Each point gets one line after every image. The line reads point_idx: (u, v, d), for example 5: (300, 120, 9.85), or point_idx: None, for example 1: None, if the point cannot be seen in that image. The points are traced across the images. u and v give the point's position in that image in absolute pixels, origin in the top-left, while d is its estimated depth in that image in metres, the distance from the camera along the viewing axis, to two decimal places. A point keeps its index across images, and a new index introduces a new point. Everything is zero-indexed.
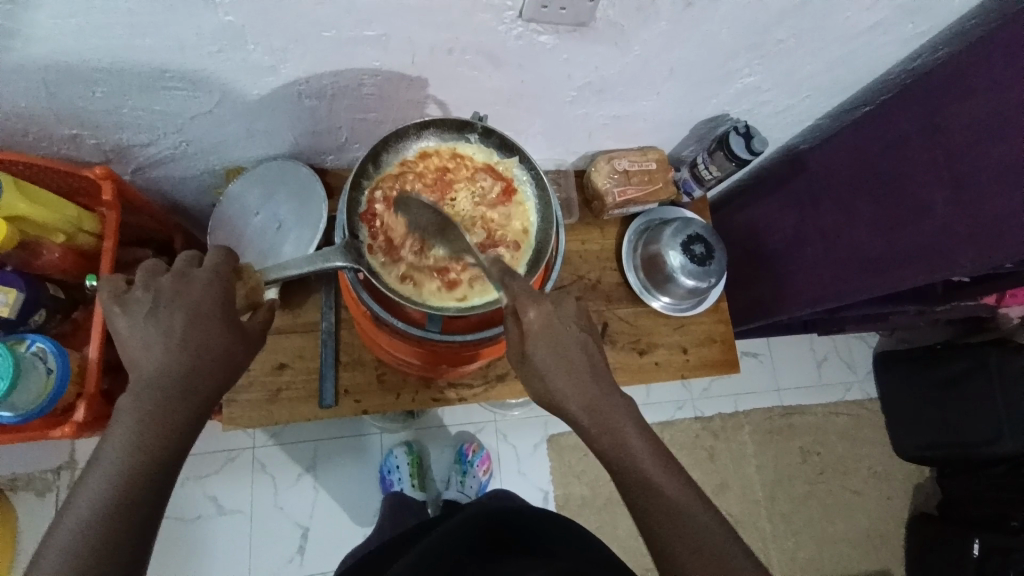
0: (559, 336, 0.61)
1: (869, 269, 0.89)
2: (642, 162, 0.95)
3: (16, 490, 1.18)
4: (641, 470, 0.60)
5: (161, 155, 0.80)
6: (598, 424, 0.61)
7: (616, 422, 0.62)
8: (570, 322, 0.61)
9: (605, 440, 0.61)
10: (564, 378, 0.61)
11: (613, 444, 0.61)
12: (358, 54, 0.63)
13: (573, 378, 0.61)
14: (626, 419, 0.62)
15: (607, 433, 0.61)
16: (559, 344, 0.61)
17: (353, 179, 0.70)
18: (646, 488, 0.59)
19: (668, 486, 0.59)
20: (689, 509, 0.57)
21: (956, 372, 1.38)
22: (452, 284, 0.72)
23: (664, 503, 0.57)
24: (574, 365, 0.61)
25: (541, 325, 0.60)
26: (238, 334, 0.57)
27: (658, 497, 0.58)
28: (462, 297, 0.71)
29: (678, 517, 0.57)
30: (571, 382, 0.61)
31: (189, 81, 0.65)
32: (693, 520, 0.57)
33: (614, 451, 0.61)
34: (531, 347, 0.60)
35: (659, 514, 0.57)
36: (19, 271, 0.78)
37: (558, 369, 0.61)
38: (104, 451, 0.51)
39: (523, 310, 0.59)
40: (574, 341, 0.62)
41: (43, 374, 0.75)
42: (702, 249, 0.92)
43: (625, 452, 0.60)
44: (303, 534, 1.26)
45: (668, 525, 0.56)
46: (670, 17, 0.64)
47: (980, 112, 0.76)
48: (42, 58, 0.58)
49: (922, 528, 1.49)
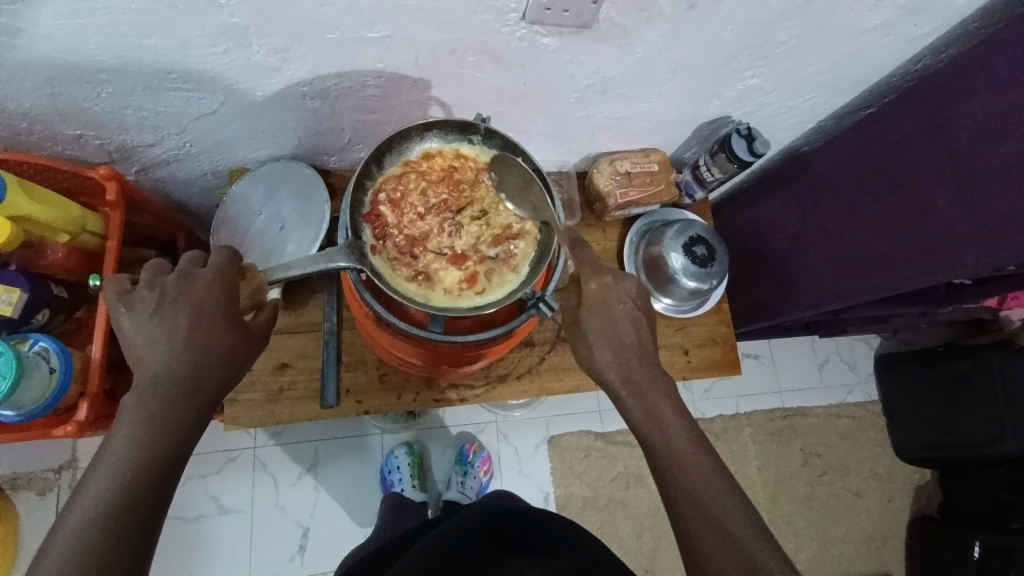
0: (612, 313, 0.67)
1: (872, 269, 0.89)
2: (644, 163, 0.95)
3: (17, 489, 1.18)
4: (673, 452, 0.61)
5: (164, 155, 0.80)
6: (638, 399, 0.64)
7: (654, 402, 0.64)
8: (621, 299, 0.67)
9: (642, 419, 0.64)
10: (611, 352, 0.66)
11: (648, 424, 0.63)
12: (361, 54, 0.63)
13: (615, 354, 0.66)
14: (665, 400, 0.64)
15: (646, 413, 0.64)
16: (610, 321, 0.67)
17: (356, 180, 0.71)
18: (676, 473, 0.60)
19: (697, 472, 0.60)
20: (716, 495, 0.58)
21: (957, 372, 1.39)
22: (471, 281, 0.72)
23: (689, 484, 0.59)
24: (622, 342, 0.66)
25: (596, 296, 0.67)
26: (241, 333, 0.58)
27: (688, 481, 0.59)
28: (480, 292, 0.72)
29: (704, 504, 0.58)
30: (614, 358, 0.66)
31: (192, 81, 0.65)
32: (720, 506, 0.57)
33: (649, 432, 0.63)
34: (585, 317, 0.67)
35: (685, 500, 0.58)
36: (23, 270, 0.79)
37: (605, 342, 0.66)
38: (109, 449, 0.51)
39: (585, 279, 0.67)
40: (627, 319, 0.67)
41: (45, 373, 0.75)
42: (704, 250, 0.92)
43: (659, 434, 0.62)
44: (304, 534, 1.26)
45: (693, 511, 0.57)
46: (672, 19, 0.64)
47: (982, 113, 0.76)
48: (46, 57, 0.58)
49: (923, 530, 1.49)
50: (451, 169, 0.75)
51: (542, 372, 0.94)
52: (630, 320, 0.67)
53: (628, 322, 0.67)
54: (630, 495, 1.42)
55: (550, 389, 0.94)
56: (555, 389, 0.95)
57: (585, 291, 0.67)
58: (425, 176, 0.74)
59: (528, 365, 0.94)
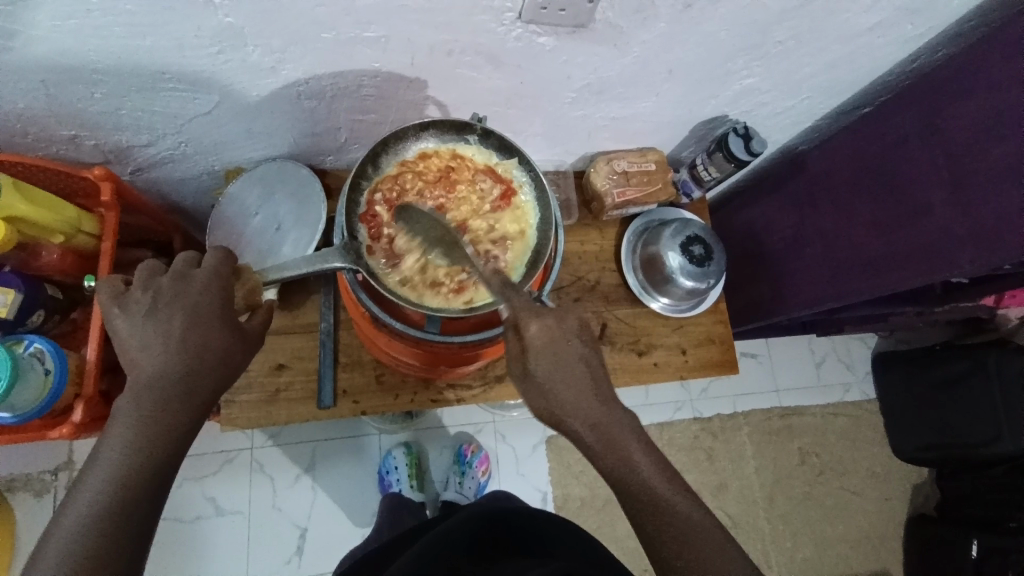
0: (562, 353, 0.59)
1: (869, 270, 0.89)
2: (642, 163, 0.95)
3: (13, 491, 1.18)
4: (650, 487, 0.58)
5: (160, 156, 0.80)
6: (606, 444, 0.59)
7: (619, 438, 0.59)
8: (568, 337, 0.59)
9: (612, 459, 0.59)
10: (569, 396, 0.59)
11: (620, 462, 0.59)
12: (357, 54, 0.63)
13: (574, 396, 0.59)
14: (630, 435, 0.60)
15: (612, 452, 0.59)
16: (562, 364, 0.59)
17: (352, 180, 0.70)
18: (657, 510, 0.57)
19: (675, 501, 0.58)
20: (696, 521, 0.57)
21: (955, 373, 1.38)
22: (459, 288, 0.71)
23: (674, 525, 0.56)
24: (578, 381, 0.59)
25: (543, 340, 0.58)
26: (237, 335, 0.57)
27: (669, 514, 0.57)
28: (468, 300, 0.71)
29: (691, 533, 0.56)
30: (574, 399, 0.59)
31: (188, 81, 0.64)
32: (707, 544, 0.56)
33: (622, 471, 0.59)
34: (534, 364, 0.58)
35: (672, 537, 0.56)
36: (18, 271, 0.78)
37: (559, 386, 0.59)
38: (104, 451, 0.51)
39: (526, 323, 0.58)
40: (576, 356, 0.60)
41: (41, 375, 0.75)
42: (700, 250, 0.92)
43: (632, 471, 0.59)
44: (302, 535, 1.26)
45: (680, 545, 0.56)
46: (669, 19, 0.64)
47: (978, 114, 0.76)
48: (40, 58, 0.57)
49: (921, 529, 1.49)
50: (449, 171, 0.75)
51: None
52: (578, 356, 0.60)
53: (577, 361, 0.60)
54: None
55: None
56: None
57: (526, 338, 0.58)
58: (422, 177, 0.74)
59: None
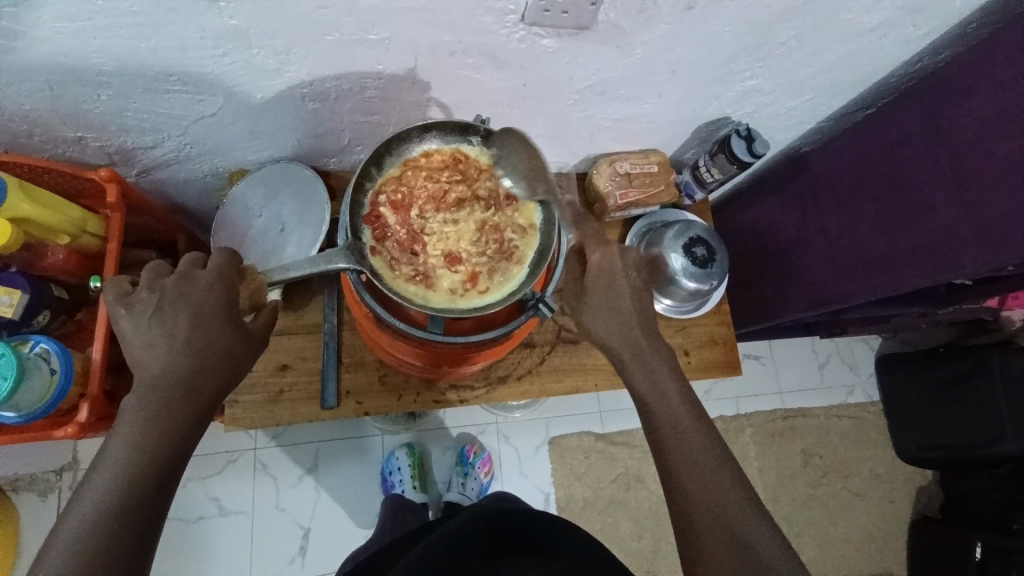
0: (614, 284, 0.69)
1: (871, 270, 0.89)
2: (644, 164, 0.95)
3: (18, 491, 1.18)
4: (674, 414, 0.62)
5: (165, 157, 0.80)
6: (639, 364, 0.66)
7: (665, 389, 0.64)
8: (623, 276, 0.69)
9: (659, 410, 0.63)
10: (612, 319, 0.68)
11: (661, 414, 0.63)
12: (360, 55, 0.64)
13: (618, 322, 0.68)
14: (671, 381, 0.65)
15: (657, 398, 0.64)
16: (615, 293, 0.68)
17: (355, 182, 0.71)
18: (676, 430, 0.61)
19: (708, 473, 0.58)
20: (723, 494, 0.57)
21: (959, 372, 1.39)
22: (474, 281, 0.73)
23: (687, 453, 0.60)
24: (630, 318, 0.68)
25: (599, 268, 0.69)
26: (240, 335, 0.58)
27: (696, 484, 0.58)
28: (484, 291, 0.73)
29: (713, 505, 0.56)
30: (619, 325, 0.68)
31: (193, 82, 0.65)
32: (715, 477, 0.58)
33: (663, 429, 0.62)
34: (589, 289, 0.69)
35: (683, 458, 0.59)
36: (23, 271, 0.79)
37: (609, 312, 0.68)
38: (109, 450, 0.51)
39: (589, 251, 0.71)
40: (629, 292, 0.69)
41: (46, 375, 0.75)
42: (704, 250, 0.92)
43: (671, 434, 0.61)
44: (304, 535, 1.26)
45: (697, 502, 0.57)
46: (671, 20, 0.64)
47: (982, 114, 0.76)
48: (46, 60, 0.58)
49: (924, 531, 1.49)
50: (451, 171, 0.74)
51: (542, 373, 0.94)
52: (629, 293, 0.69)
53: (630, 298, 0.69)
54: (630, 496, 1.42)
55: (550, 390, 0.94)
56: (555, 390, 0.95)
57: (588, 263, 0.70)
58: (429, 178, 0.74)
59: (528, 366, 0.94)
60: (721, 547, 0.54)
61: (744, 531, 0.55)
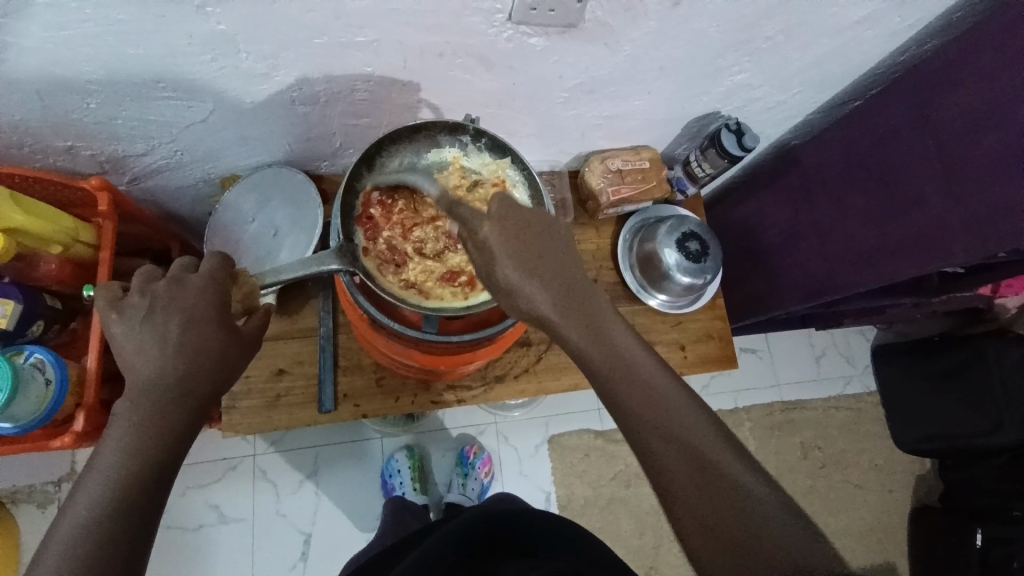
0: (546, 246, 0.57)
1: (861, 261, 0.90)
2: (636, 161, 0.96)
3: (17, 503, 1.18)
4: (622, 355, 0.57)
5: (156, 164, 0.80)
6: (576, 320, 0.57)
7: (633, 360, 0.57)
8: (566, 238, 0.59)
9: (627, 392, 0.56)
10: (546, 286, 0.56)
11: (615, 373, 0.56)
12: (348, 58, 0.64)
13: (550, 286, 0.56)
14: (616, 325, 0.58)
15: (615, 370, 0.56)
16: (544, 252, 0.57)
17: (347, 183, 0.70)
18: (628, 373, 0.56)
19: (680, 420, 0.54)
20: (690, 432, 0.54)
21: (955, 363, 1.39)
22: (471, 285, 0.74)
23: (645, 398, 0.55)
24: (569, 277, 0.58)
25: (499, 232, 0.56)
26: (232, 337, 0.57)
27: (660, 436, 0.54)
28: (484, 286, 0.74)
29: (682, 447, 0.53)
30: (552, 286, 0.56)
31: (182, 89, 0.65)
32: (680, 416, 0.54)
33: (620, 391, 0.56)
34: (495, 259, 0.55)
35: (640, 404, 0.55)
36: (16, 282, 0.79)
37: (531, 274, 0.55)
38: (101, 456, 0.51)
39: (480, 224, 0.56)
40: (566, 257, 0.58)
41: (41, 385, 0.75)
42: (697, 245, 0.93)
43: (641, 400, 0.55)
44: (305, 541, 1.26)
45: (665, 451, 0.53)
46: (658, 16, 0.64)
47: (969, 103, 0.76)
48: (34, 69, 0.58)
49: (926, 520, 1.50)
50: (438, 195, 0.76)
51: (539, 371, 0.94)
52: (564, 254, 0.58)
53: (568, 259, 0.59)
54: (631, 493, 1.43)
55: (548, 388, 0.95)
56: (553, 388, 0.95)
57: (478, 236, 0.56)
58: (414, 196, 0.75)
59: (525, 364, 0.94)
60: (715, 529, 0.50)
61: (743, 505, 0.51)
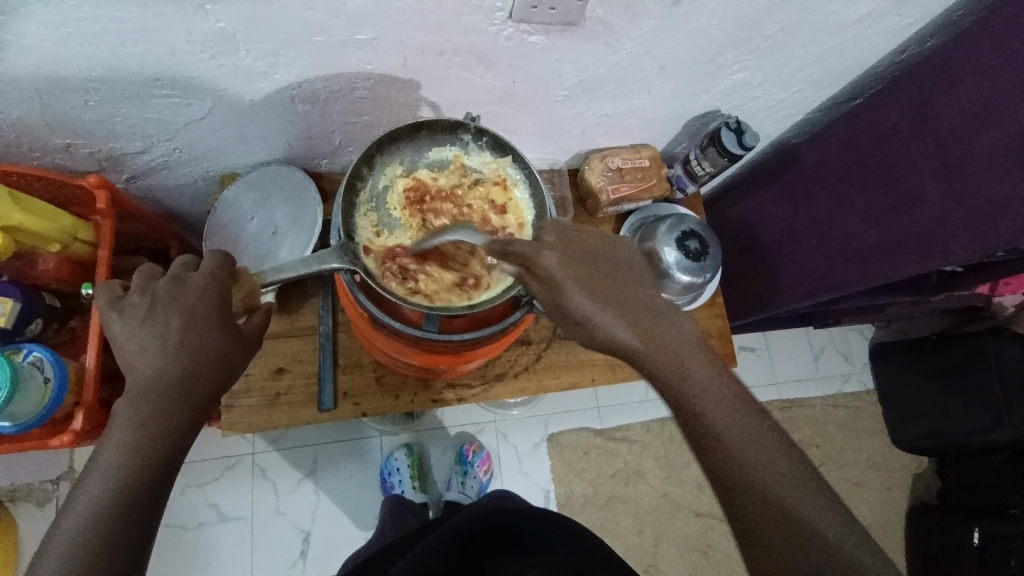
0: (618, 279, 0.59)
1: (860, 259, 0.90)
2: (636, 159, 0.96)
3: (16, 502, 1.18)
4: (700, 383, 0.57)
5: (154, 162, 0.80)
6: (655, 347, 0.58)
7: (713, 391, 0.57)
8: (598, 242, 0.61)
9: (706, 421, 0.55)
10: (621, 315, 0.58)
11: (693, 402, 0.56)
12: (348, 56, 0.63)
13: (626, 314, 0.58)
14: (696, 352, 0.58)
15: (695, 397, 0.56)
16: (615, 281, 0.59)
17: (347, 182, 0.70)
18: (707, 401, 0.56)
19: (760, 452, 0.54)
20: (771, 466, 0.54)
21: (955, 361, 1.39)
22: (475, 284, 0.73)
23: (726, 428, 0.55)
24: (649, 307, 0.59)
25: (562, 264, 0.58)
26: (232, 336, 0.57)
27: (740, 467, 0.53)
28: (488, 286, 0.73)
29: (762, 480, 0.53)
30: (628, 315, 0.58)
31: (181, 87, 0.64)
32: (761, 449, 0.54)
33: (700, 419, 0.56)
34: (566, 290, 0.58)
35: (719, 433, 0.55)
36: (15, 280, 0.79)
37: (601, 301, 0.58)
38: (102, 455, 0.51)
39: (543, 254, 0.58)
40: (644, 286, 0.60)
41: (40, 384, 0.75)
42: (696, 244, 0.93)
43: (721, 432, 0.55)
44: (305, 539, 1.26)
45: (744, 483, 0.53)
46: (659, 15, 0.64)
47: (968, 101, 0.76)
48: (32, 67, 0.57)
49: (924, 518, 1.50)
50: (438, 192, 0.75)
51: (539, 370, 0.94)
52: (638, 284, 0.60)
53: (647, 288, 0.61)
54: (631, 491, 1.43)
55: (548, 387, 0.95)
56: (553, 387, 0.95)
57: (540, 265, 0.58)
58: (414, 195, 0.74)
59: (525, 363, 0.94)
60: (783, 542, 0.51)
61: (809, 518, 0.52)
